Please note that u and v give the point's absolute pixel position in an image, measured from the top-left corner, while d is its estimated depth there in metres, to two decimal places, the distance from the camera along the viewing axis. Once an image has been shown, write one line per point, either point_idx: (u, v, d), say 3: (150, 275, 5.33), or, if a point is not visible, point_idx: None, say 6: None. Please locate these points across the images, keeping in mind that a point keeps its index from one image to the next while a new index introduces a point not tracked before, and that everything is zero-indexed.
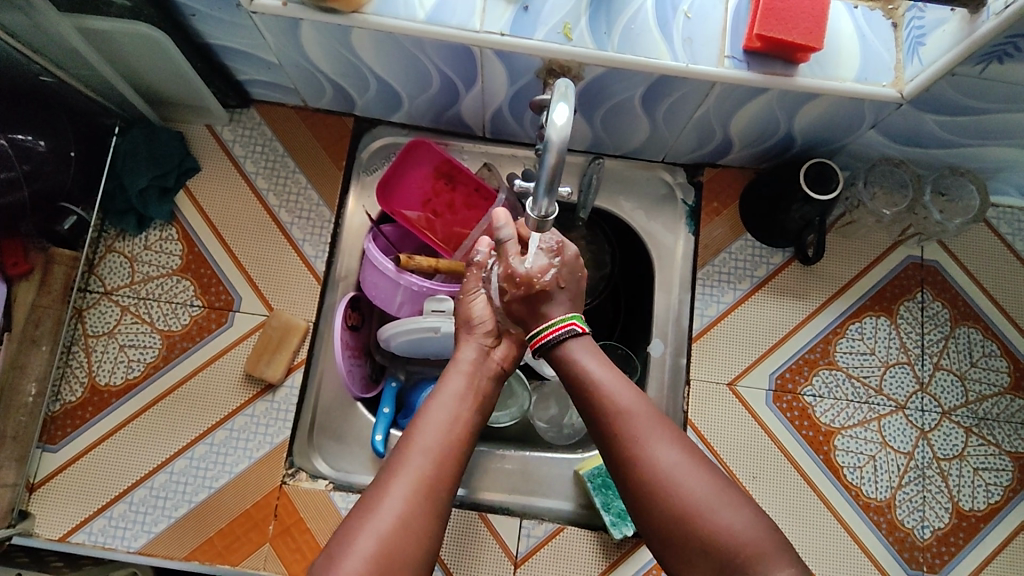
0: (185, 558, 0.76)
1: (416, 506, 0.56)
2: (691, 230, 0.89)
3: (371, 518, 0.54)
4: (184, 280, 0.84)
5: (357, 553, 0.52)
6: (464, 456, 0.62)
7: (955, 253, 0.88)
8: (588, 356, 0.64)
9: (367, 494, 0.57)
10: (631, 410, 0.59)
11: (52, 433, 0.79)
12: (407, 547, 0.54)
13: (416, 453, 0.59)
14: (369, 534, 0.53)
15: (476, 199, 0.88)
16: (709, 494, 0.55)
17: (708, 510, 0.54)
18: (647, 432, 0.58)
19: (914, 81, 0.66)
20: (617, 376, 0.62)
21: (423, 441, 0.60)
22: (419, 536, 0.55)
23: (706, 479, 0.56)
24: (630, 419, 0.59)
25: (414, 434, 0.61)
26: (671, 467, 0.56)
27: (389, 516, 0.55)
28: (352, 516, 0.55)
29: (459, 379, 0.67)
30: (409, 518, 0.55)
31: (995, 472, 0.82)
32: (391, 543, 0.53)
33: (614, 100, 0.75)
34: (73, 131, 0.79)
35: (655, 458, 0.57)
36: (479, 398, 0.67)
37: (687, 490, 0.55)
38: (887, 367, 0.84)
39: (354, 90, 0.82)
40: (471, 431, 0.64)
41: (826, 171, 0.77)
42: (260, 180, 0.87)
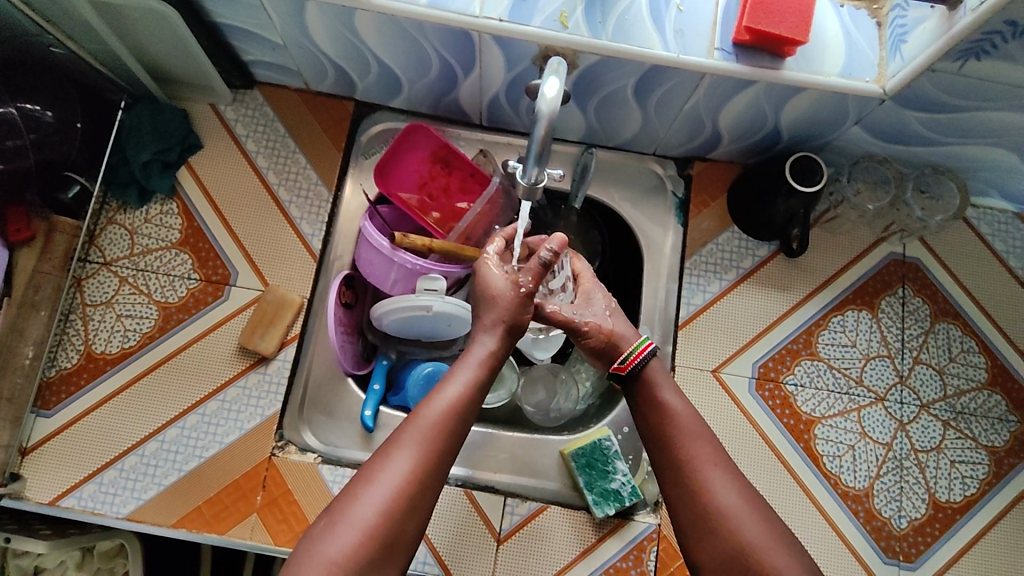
0: (173, 525, 0.78)
1: (415, 482, 0.58)
2: (680, 221, 0.91)
3: (371, 492, 0.57)
4: (182, 253, 0.85)
5: (354, 526, 0.55)
6: (464, 431, 0.64)
7: (937, 250, 0.90)
8: (669, 394, 0.69)
9: (369, 464, 0.59)
10: (702, 452, 0.64)
11: (47, 398, 0.80)
12: (401, 523, 0.57)
13: (419, 430, 0.61)
14: (368, 507, 0.56)
15: (471, 184, 0.90)
16: (765, 535, 0.59)
17: (764, 550, 0.58)
18: (715, 470, 0.63)
19: (896, 77, 0.68)
20: (691, 418, 0.67)
21: (428, 419, 0.62)
22: (413, 511, 0.58)
23: (763, 522, 0.60)
24: (703, 459, 0.64)
25: (421, 410, 0.63)
26: (736, 507, 0.61)
27: (387, 490, 0.57)
28: (352, 487, 0.58)
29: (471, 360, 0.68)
30: (407, 493, 0.58)
31: (972, 465, 0.84)
32: (386, 518, 0.56)
33: (608, 90, 0.77)
34: (81, 104, 0.82)
35: (720, 495, 0.61)
36: (487, 377, 0.68)
37: (746, 529, 0.59)
38: (868, 359, 0.86)
39: (355, 74, 0.84)
40: (475, 411, 0.65)
41: (811, 164, 0.79)
42: (261, 159, 0.89)
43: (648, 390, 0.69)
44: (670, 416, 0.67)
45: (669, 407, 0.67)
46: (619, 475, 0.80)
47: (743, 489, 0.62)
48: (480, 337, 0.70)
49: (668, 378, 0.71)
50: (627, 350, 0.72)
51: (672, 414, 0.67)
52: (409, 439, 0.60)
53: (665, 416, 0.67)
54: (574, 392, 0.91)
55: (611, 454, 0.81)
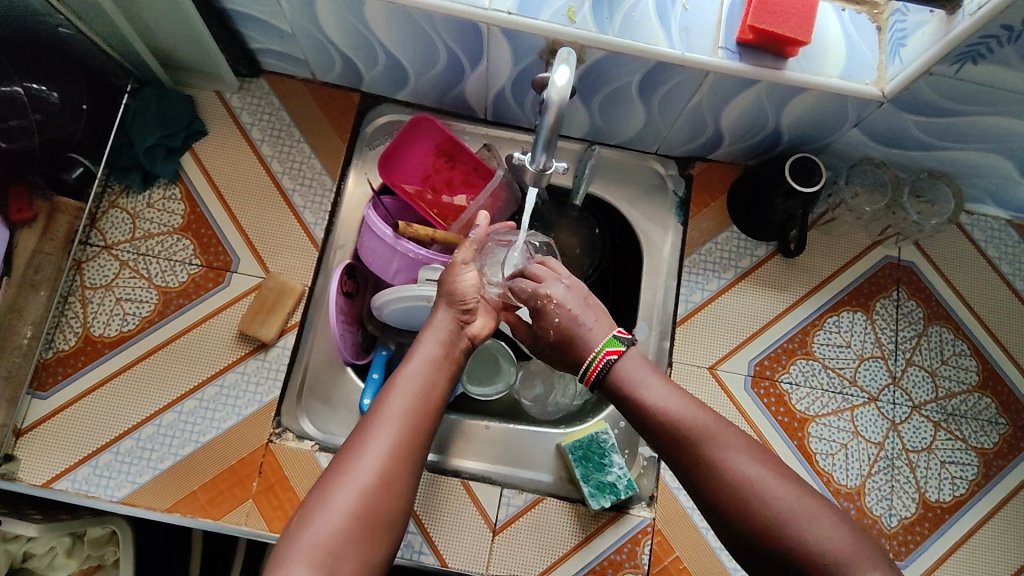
0: (167, 510, 0.77)
1: (388, 466, 0.60)
2: (680, 220, 0.92)
3: (348, 478, 0.58)
4: (184, 239, 0.85)
5: (336, 510, 0.56)
6: (433, 416, 0.66)
7: (931, 255, 0.91)
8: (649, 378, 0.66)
9: (342, 454, 0.60)
10: (708, 433, 0.60)
11: (43, 379, 0.80)
12: (380, 507, 0.58)
13: (388, 416, 0.62)
14: (347, 491, 0.57)
15: (474, 178, 0.91)
16: (793, 502, 0.55)
17: (798, 521, 0.54)
18: (727, 450, 0.59)
19: (895, 80, 0.70)
20: (681, 397, 0.64)
21: (394, 406, 0.63)
22: (392, 495, 0.59)
23: (789, 487, 0.56)
24: (709, 439, 0.60)
25: (387, 399, 0.64)
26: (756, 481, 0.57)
27: (364, 475, 0.58)
28: (330, 475, 0.59)
29: (433, 346, 0.70)
30: (382, 478, 0.59)
31: (961, 466, 0.85)
32: (366, 501, 0.57)
33: (612, 86, 0.78)
34: (87, 84, 0.83)
35: (738, 474, 0.57)
36: (450, 363, 0.70)
37: (773, 502, 0.55)
38: (862, 360, 0.87)
39: (362, 65, 0.85)
40: (440, 395, 0.68)
41: (810, 165, 0.81)
42: (266, 147, 0.89)
43: (630, 385, 0.66)
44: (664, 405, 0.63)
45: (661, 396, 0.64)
46: (615, 467, 0.80)
47: (761, 461, 0.59)
48: (437, 324, 0.72)
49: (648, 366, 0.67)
50: (586, 361, 0.69)
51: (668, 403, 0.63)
52: (379, 425, 0.62)
53: (656, 404, 0.64)
54: (571, 388, 0.92)
55: (608, 447, 0.81)
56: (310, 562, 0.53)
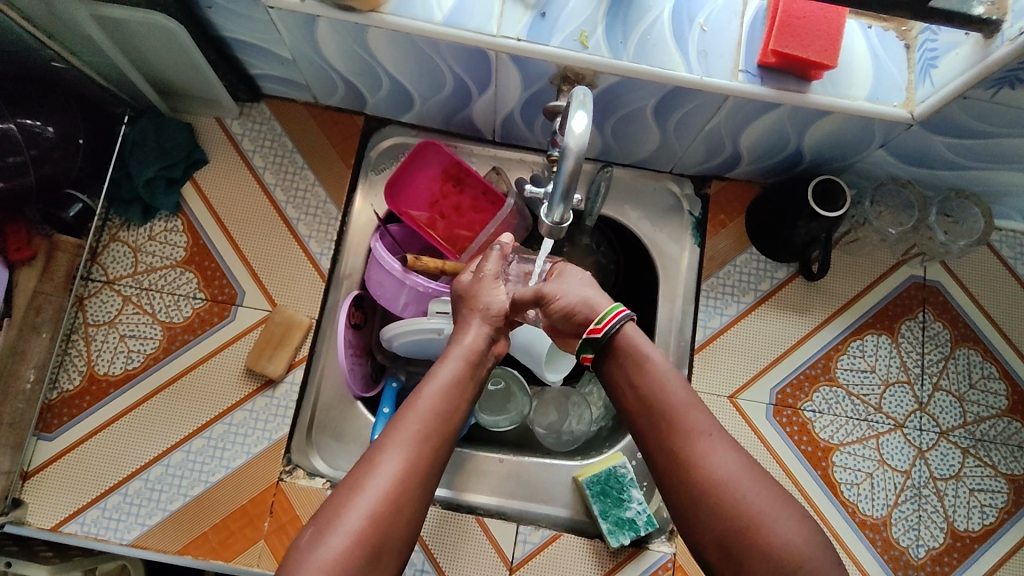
0: (178, 552, 0.76)
1: (403, 488, 0.56)
2: (697, 241, 0.89)
3: (359, 499, 0.55)
4: (187, 272, 0.83)
5: (343, 531, 0.53)
6: (452, 437, 0.62)
7: (958, 274, 0.88)
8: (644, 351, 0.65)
9: (355, 471, 0.57)
10: (695, 419, 0.60)
11: (48, 421, 0.78)
12: (390, 531, 0.55)
13: (404, 434, 0.59)
14: (357, 513, 0.54)
15: (483, 203, 0.88)
16: (766, 504, 0.56)
17: (766, 519, 0.55)
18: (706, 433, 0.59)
19: (925, 103, 0.66)
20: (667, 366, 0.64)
21: (411, 426, 0.59)
22: (404, 519, 0.56)
23: (765, 489, 0.57)
24: (685, 410, 0.61)
25: (406, 415, 0.60)
26: (734, 474, 0.57)
27: (375, 496, 0.55)
28: (340, 494, 0.56)
29: (455, 362, 0.65)
30: (394, 501, 0.55)
31: (991, 493, 0.83)
32: (376, 523, 0.54)
33: (627, 110, 0.75)
34: (83, 116, 0.80)
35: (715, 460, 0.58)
36: (472, 382, 0.66)
37: (748, 498, 0.56)
38: (887, 385, 0.84)
39: (365, 89, 0.82)
40: (461, 416, 0.64)
41: (833, 187, 0.78)
42: (268, 175, 0.87)
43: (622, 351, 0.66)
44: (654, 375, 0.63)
45: (655, 372, 0.63)
46: (634, 503, 0.78)
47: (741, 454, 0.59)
48: (467, 341, 0.68)
49: (653, 338, 0.67)
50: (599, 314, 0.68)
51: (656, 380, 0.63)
52: (394, 443, 0.58)
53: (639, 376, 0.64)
54: (587, 415, 0.90)
55: (627, 482, 0.79)
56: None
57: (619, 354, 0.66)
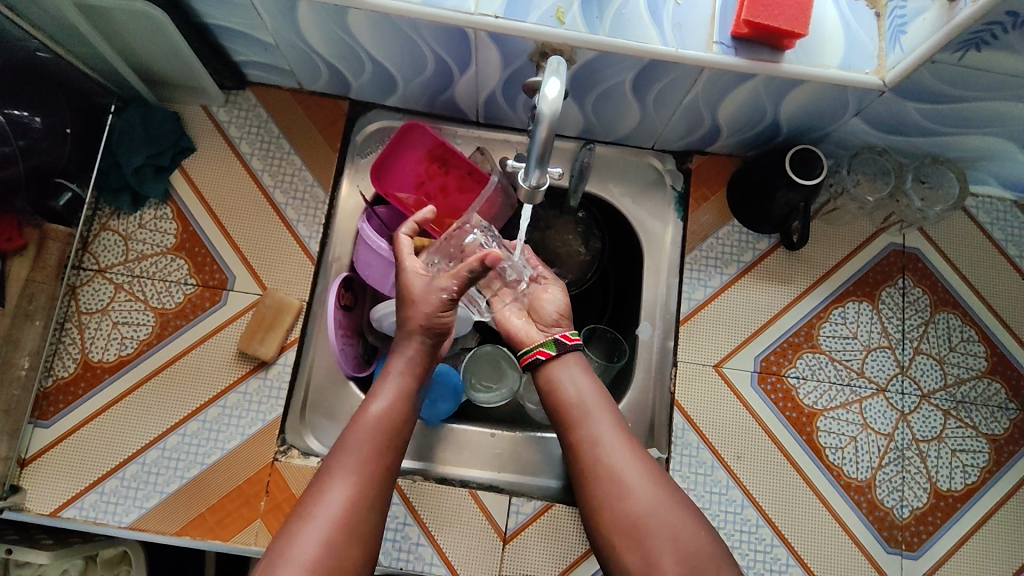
0: (176, 533, 0.77)
1: (353, 510, 0.59)
2: (680, 216, 0.90)
3: (311, 525, 0.58)
4: (178, 259, 0.84)
5: (296, 560, 0.55)
6: (397, 454, 0.65)
7: (936, 240, 0.90)
8: (577, 373, 0.74)
9: (304, 500, 0.60)
10: (608, 435, 0.69)
11: (44, 408, 0.79)
12: (344, 554, 0.57)
13: (350, 459, 0.62)
14: (309, 540, 0.57)
15: (469, 182, 0.89)
16: (666, 503, 0.64)
17: (661, 515, 0.63)
18: (619, 447, 0.68)
19: (895, 68, 0.68)
20: (593, 385, 0.73)
21: (356, 445, 0.63)
22: (357, 541, 0.59)
23: (665, 491, 0.65)
24: (599, 422, 0.69)
25: (349, 438, 0.64)
26: (639, 478, 0.66)
27: (324, 522, 0.58)
28: (291, 524, 0.59)
29: (395, 377, 0.69)
30: (346, 523, 0.59)
31: (972, 453, 0.84)
32: (329, 547, 0.57)
33: (605, 85, 0.77)
34: (71, 108, 0.80)
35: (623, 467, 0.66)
36: (416, 398, 0.69)
37: (647, 501, 0.64)
38: (869, 350, 0.86)
39: (349, 73, 0.83)
40: (405, 432, 0.67)
41: (812, 157, 0.79)
42: (256, 161, 0.88)
43: (561, 370, 0.74)
44: (581, 395, 0.72)
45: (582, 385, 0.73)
46: None
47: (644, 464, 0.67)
48: (406, 355, 0.71)
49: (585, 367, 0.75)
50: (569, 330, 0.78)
51: (581, 396, 0.72)
52: (340, 468, 0.61)
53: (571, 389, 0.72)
54: None
55: None
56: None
57: (562, 365, 0.75)
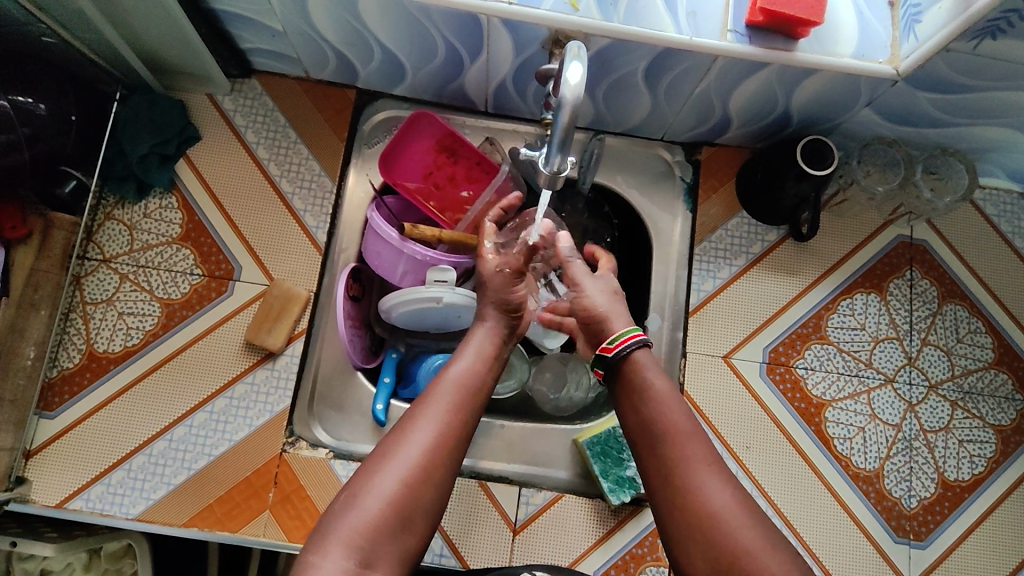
0: (184, 525, 0.76)
1: (438, 457, 0.59)
2: (688, 207, 0.90)
3: (395, 462, 0.58)
4: (184, 249, 0.84)
5: (378, 493, 0.56)
6: (477, 411, 0.65)
7: (944, 232, 0.90)
8: (655, 381, 0.67)
9: (388, 439, 0.60)
10: (699, 464, 0.60)
11: (49, 399, 0.79)
12: (423, 494, 0.57)
13: (435, 406, 0.62)
14: (393, 475, 0.57)
15: (477, 173, 0.88)
16: (761, 539, 0.55)
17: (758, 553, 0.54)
18: (709, 477, 0.59)
19: (910, 58, 0.68)
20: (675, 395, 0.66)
21: (446, 395, 0.64)
22: (436, 486, 0.58)
23: (757, 527, 0.56)
24: (690, 452, 0.61)
25: (435, 390, 0.64)
26: (728, 507, 0.57)
27: (409, 462, 0.58)
28: (372, 462, 0.58)
29: (481, 348, 0.70)
30: (428, 465, 0.58)
31: (979, 444, 0.85)
32: (410, 486, 0.57)
33: (618, 74, 0.76)
34: (75, 95, 0.79)
35: (716, 501, 0.57)
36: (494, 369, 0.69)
37: (737, 535, 0.55)
38: (878, 342, 0.86)
39: (357, 61, 0.82)
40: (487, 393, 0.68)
41: (822, 147, 0.79)
42: (262, 151, 0.87)
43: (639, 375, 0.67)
44: (671, 420, 0.63)
45: (659, 396, 0.65)
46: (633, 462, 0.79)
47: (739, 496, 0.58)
48: (484, 330, 0.73)
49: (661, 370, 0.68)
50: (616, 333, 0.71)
51: (665, 411, 0.64)
52: (426, 414, 0.61)
53: (652, 397, 0.65)
54: (585, 381, 0.90)
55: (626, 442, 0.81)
56: (348, 544, 0.53)
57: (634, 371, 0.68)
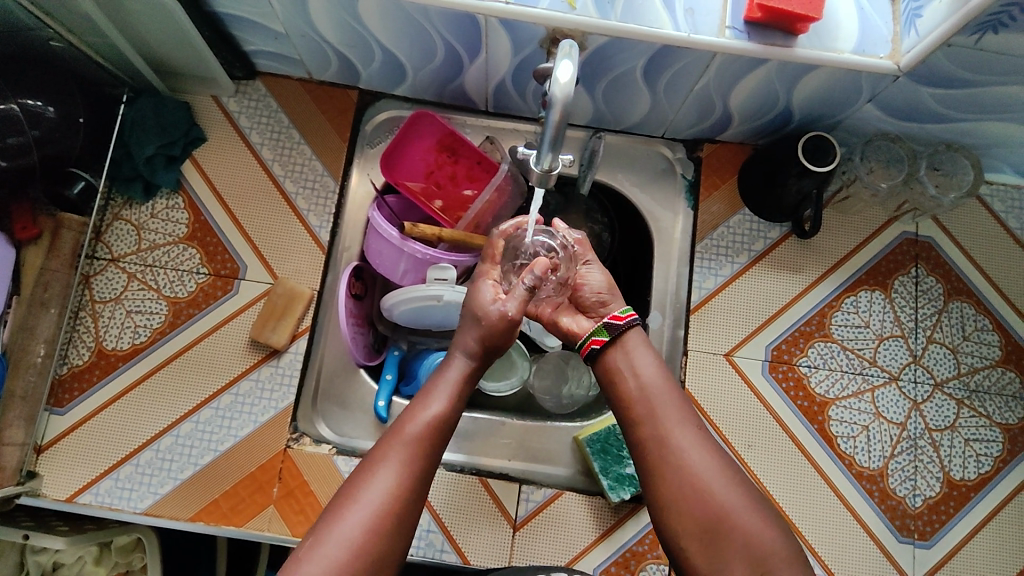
0: (190, 519, 0.78)
1: (400, 501, 0.57)
2: (690, 205, 0.90)
3: (355, 511, 0.55)
4: (189, 248, 0.85)
5: (341, 540, 0.54)
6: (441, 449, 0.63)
7: (949, 229, 0.89)
8: (641, 359, 0.69)
9: (351, 482, 0.58)
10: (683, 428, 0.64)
11: (59, 395, 0.80)
12: (388, 538, 0.56)
13: (401, 446, 0.60)
14: (354, 523, 0.55)
15: (478, 172, 0.89)
16: (742, 501, 0.59)
17: (739, 513, 0.58)
18: (690, 444, 0.63)
19: (910, 53, 0.67)
20: (660, 372, 0.68)
21: (412, 433, 0.61)
22: (401, 528, 0.57)
23: (739, 489, 0.60)
24: (669, 418, 0.64)
25: (400, 428, 0.62)
26: (711, 473, 0.60)
27: (372, 508, 0.56)
28: (330, 513, 0.56)
29: (451, 376, 0.67)
30: (393, 509, 0.56)
31: (986, 443, 0.84)
32: (372, 533, 0.55)
33: (616, 72, 0.76)
34: (84, 99, 0.81)
35: (701, 466, 0.61)
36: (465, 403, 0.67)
37: (721, 496, 0.59)
38: (882, 340, 0.86)
39: (358, 62, 0.83)
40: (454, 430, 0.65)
41: (824, 143, 0.78)
42: (266, 151, 0.88)
43: (624, 354, 0.69)
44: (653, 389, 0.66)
45: (645, 372, 0.68)
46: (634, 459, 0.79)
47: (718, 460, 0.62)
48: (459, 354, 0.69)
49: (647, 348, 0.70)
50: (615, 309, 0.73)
51: (650, 389, 0.66)
52: (386, 460, 0.59)
53: (636, 374, 0.67)
54: (585, 378, 0.91)
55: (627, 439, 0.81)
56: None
57: (624, 349, 0.70)
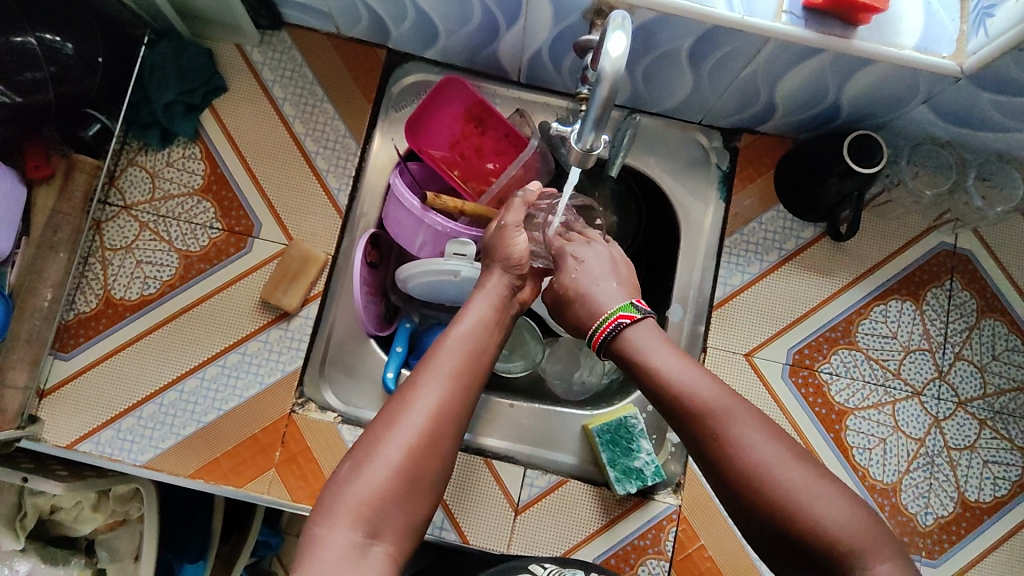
0: (190, 476, 0.77)
1: (439, 424, 0.58)
2: (722, 196, 0.87)
3: (397, 432, 0.57)
4: (204, 201, 0.83)
5: (384, 462, 0.55)
6: (479, 380, 0.65)
7: (991, 244, 0.86)
8: (656, 353, 0.60)
9: (391, 406, 0.59)
10: (722, 411, 0.55)
11: (64, 340, 0.79)
12: (427, 464, 0.57)
13: (439, 371, 0.61)
14: (396, 445, 0.56)
15: (505, 145, 0.86)
16: (808, 483, 0.51)
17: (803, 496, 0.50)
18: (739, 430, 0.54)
19: (976, 54, 0.63)
20: (683, 364, 0.59)
21: (447, 360, 0.63)
22: (438, 451, 0.58)
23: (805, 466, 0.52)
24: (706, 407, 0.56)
25: (436, 355, 0.63)
26: (766, 460, 0.52)
27: (411, 431, 0.57)
28: (377, 427, 0.58)
29: (487, 308, 0.69)
30: (432, 431, 0.58)
31: (1005, 466, 0.82)
32: (412, 458, 0.56)
33: (661, 51, 0.72)
34: (101, 35, 0.78)
35: (744, 449, 0.53)
36: (499, 329, 0.69)
37: (783, 482, 0.51)
38: (908, 352, 0.83)
39: (390, 20, 0.80)
40: (489, 358, 0.67)
41: (871, 143, 0.75)
42: (288, 107, 0.85)
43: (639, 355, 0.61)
44: (675, 380, 0.58)
45: (666, 367, 0.59)
46: (643, 453, 0.78)
47: (780, 443, 0.53)
48: (492, 285, 0.72)
49: (664, 338, 0.62)
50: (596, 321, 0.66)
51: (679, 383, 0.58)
52: (428, 384, 0.60)
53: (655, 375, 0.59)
54: (599, 367, 0.89)
55: (637, 433, 0.79)
56: (354, 516, 0.53)
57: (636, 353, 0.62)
